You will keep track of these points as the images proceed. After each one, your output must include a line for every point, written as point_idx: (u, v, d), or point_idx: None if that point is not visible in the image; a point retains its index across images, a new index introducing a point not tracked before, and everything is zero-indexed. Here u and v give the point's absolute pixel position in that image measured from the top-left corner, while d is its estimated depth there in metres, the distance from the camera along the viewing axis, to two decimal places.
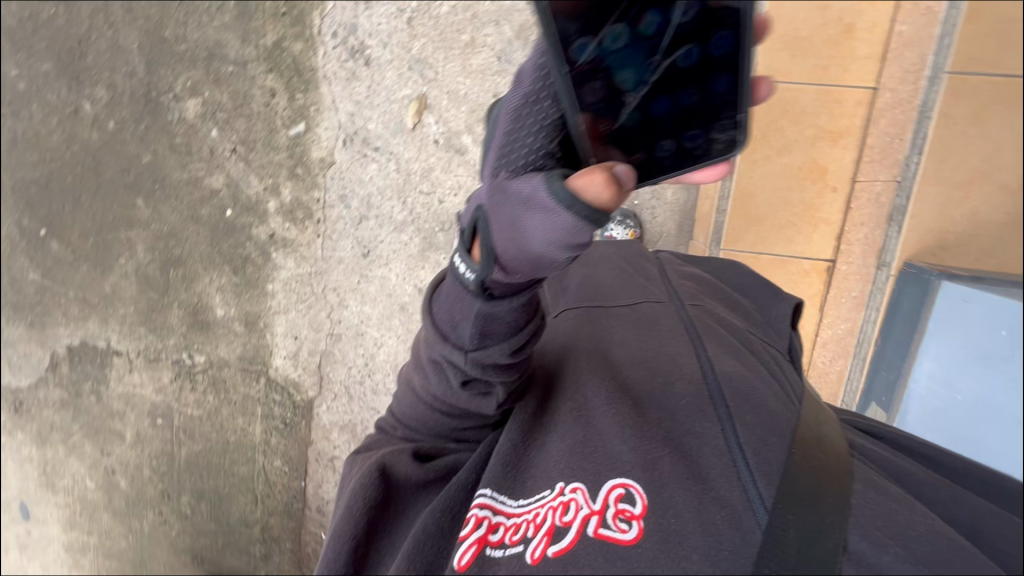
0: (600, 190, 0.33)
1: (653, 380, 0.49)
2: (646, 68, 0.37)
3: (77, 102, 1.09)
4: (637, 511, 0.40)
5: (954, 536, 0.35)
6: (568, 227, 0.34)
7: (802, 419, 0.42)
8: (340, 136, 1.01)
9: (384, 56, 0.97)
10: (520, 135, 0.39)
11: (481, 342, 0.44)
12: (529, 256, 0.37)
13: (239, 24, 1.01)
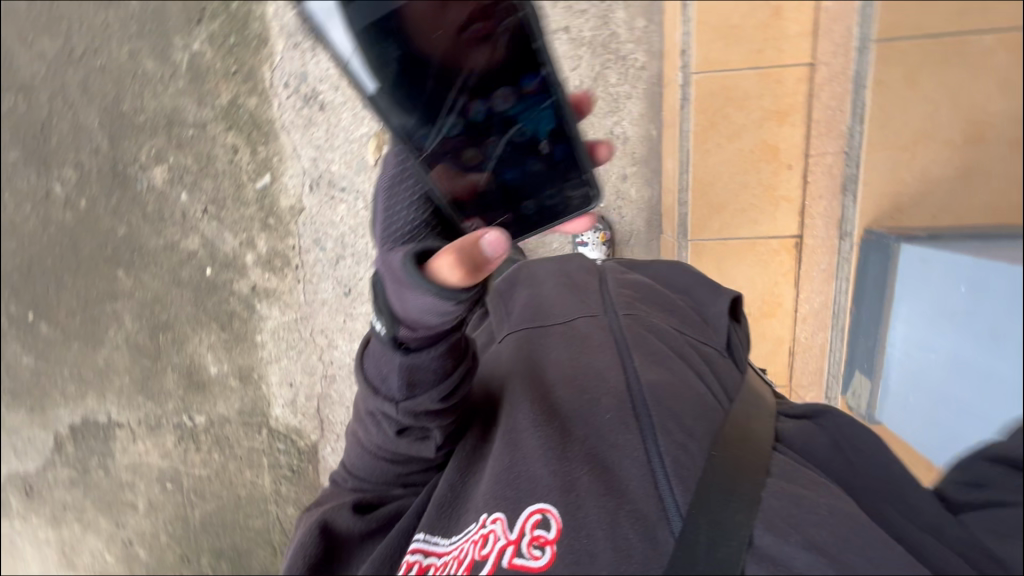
0: (452, 277, 0.42)
1: (580, 397, 0.50)
2: (487, 148, 0.47)
3: (48, 185, 1.11)
4: (552, 535, 0.40)
5: (860, 520, 0.37)
6: (435, 302, 0.43)
7: (734, 419, 0.46)
8: (305, 182, 1.02)
9: (338, 99, 0.98)
10: (399, 209, 0.54)
11: (410, 391, 0.49)
12: (415, 319, 0.46)
13: (192, 87, 1.02)
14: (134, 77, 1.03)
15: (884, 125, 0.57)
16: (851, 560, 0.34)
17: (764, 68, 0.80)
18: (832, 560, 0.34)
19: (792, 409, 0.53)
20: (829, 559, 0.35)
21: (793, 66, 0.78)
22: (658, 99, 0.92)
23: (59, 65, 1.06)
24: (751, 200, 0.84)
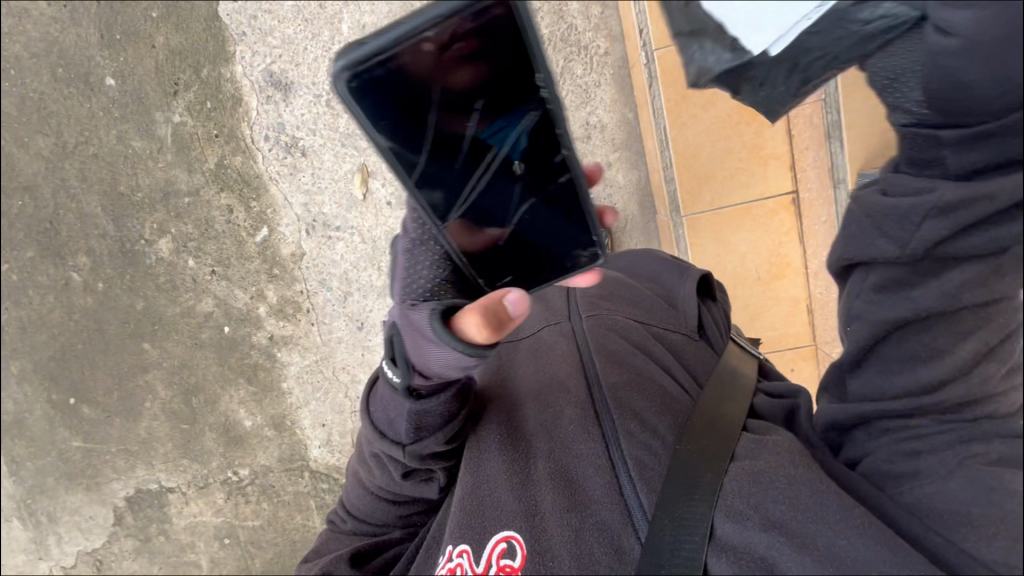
0: (477, 332, 0.44)
1: (543, 410, 0.56)
2: (508, 212, 0.45)
3: (66, 275, 1.16)
4: (517, 563, 0.47)
5: (817, 487, 0.39)
6: (456, 356, 0.46)
7: (706, 409, 0.48)
8: (301, 227, 1.04)
9: (317, 141, 1.00)
10: (418, 268, 0.51)
11: (416, 435, 0.52)
12: (434, 371, 0.49)
13: (180, 157, 1.05)
14: (126, 158, 1.07)
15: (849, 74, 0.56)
16: (806, 529, 0.38)
17: None
18: (790, 537, 0.39)
19: (775, 385, 0.53)
20: (788, 538, 0.39)
21: None
22: (627, 81, 0.91)
23: (57, 159, 1.11)
24: (738, 164, 0.81)
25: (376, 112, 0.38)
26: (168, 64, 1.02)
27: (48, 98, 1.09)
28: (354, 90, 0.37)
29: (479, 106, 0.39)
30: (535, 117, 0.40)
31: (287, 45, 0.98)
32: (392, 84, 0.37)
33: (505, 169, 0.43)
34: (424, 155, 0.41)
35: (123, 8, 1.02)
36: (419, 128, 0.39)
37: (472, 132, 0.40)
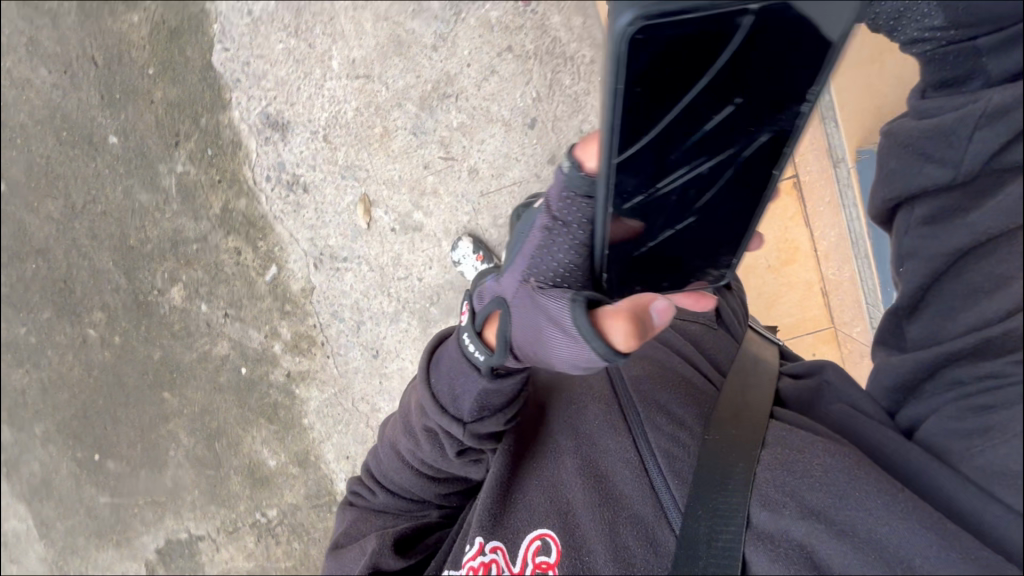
0: (618, 338, 0.42)
1: (567, 407, 0.55)
2: (674, 223, 0.45)
3: (83, 333, 1.18)
4: (553, 560, 0.48)
5: (859, 474, 0.36)
6: (586, 357, 0.44)
7: (729, 396, 0.47)
8: (309, 261, 1.04)
9: (317, 177, 1.01)
10: (553, 249, 0.51)
11: (478, 415, 0.52)
12: (548, 364, 0.48)
13: (186, 206, 1.07)
14: (134, 212, 1.10)
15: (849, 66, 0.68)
16: (847, 517, 0.36)
17: None
18: (829, 525, 0.37)
19: (798, 366, 0.51)
20: (827, 526, 0.37)
21: None
22: None
23: (67, 220, 1.14)
24: None
25: (639, 73, 0.33)
26: (168, 118, 1.05)
27: (55, 162, 1.12)
28: (637, 43, 0.32)
29: (734, 106, 0.36)
30: (765, 138, 0.38)
31: (281, 87, 0.99)
32: (677, 48, 0.32)
33: (705, 181, 0.42)
34: (652, 137, 0.37)
35: (120, 68, 1.05)
36: (670, 106, 0.35)
37: (710, 132, 0.38)
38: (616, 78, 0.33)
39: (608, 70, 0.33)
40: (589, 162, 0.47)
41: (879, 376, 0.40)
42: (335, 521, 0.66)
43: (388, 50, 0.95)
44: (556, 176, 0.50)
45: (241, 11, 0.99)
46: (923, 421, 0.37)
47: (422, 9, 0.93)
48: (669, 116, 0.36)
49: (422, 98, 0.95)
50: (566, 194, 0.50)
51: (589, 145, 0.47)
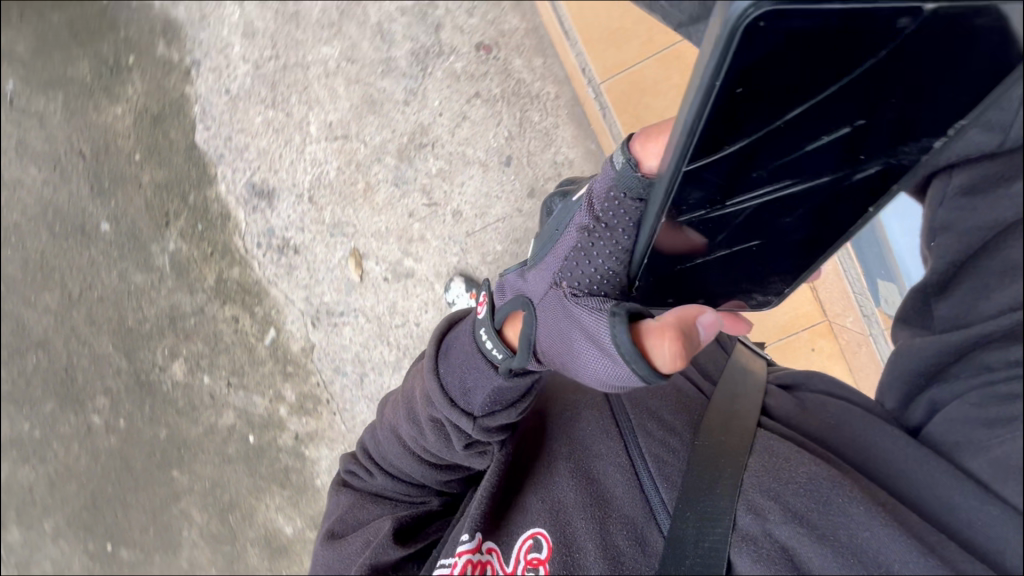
0: (663, 359, 0.39)
1: (565, 415, 0.58)
2: (734, 243, 0.43)
3: (87, 420, 1.18)
4: (543, 556, 0.49)
5: (841, 483, 0.37)
6: (624, 375, 0.42)
7: (719, 406, 0.49)
8: (306, 320, 1.05)
9: (306, 238, 1.03)
10: (592, 254, 0.49)
11: (490, 409, 0.55)
12: (579, 375, 0.48)
13: (181, 281, 1.09)
14: (130, 293, 1.12)
15: None
16: (829, 525, 0.37)
17: (660, 53, 0.88)
18: (811, 529, 0.38)
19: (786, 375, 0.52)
20: (809, 530, 0.38)
21: (683, 42, 0.86)
22: (582, 116, 0.94)
23: (65, 310, 1.15)
24: None
25: (746, 66, 0.28)
26: (157, 198, 1.08)
27: (50, 255, 1.15)
28: (757, 30, 0.26)
29: (850, 128, 0.31)
30: (870, 172, 0.35)
31: (263, 156, 1.03)
32: (806, 44, 0.27)
33: (787, 206, 0.38)
34: (732, 149, 0.33)
35: (107, 157, 1.09)
36: (767, 116, 0.31)
37: (810, 152, 0.33)
38: (717, 69, 0.28)
39: (710, 58, 0.28)
40: (646, 162, 0.46)
41: (904, 360, 0.37)
42: (327, 509, 0.66)
43: (363, 110, 0.99)
44: (609, 174, 0.49)
45: (219, 90, 1.04)
46: (944, 406, 0.35)
47: (391, 68, 0.98)
48: (766, 125, 0.32)
49: (400, 150, 0.99)
50: (618, 194, 0.48)
51: (651, 144, 0.45)
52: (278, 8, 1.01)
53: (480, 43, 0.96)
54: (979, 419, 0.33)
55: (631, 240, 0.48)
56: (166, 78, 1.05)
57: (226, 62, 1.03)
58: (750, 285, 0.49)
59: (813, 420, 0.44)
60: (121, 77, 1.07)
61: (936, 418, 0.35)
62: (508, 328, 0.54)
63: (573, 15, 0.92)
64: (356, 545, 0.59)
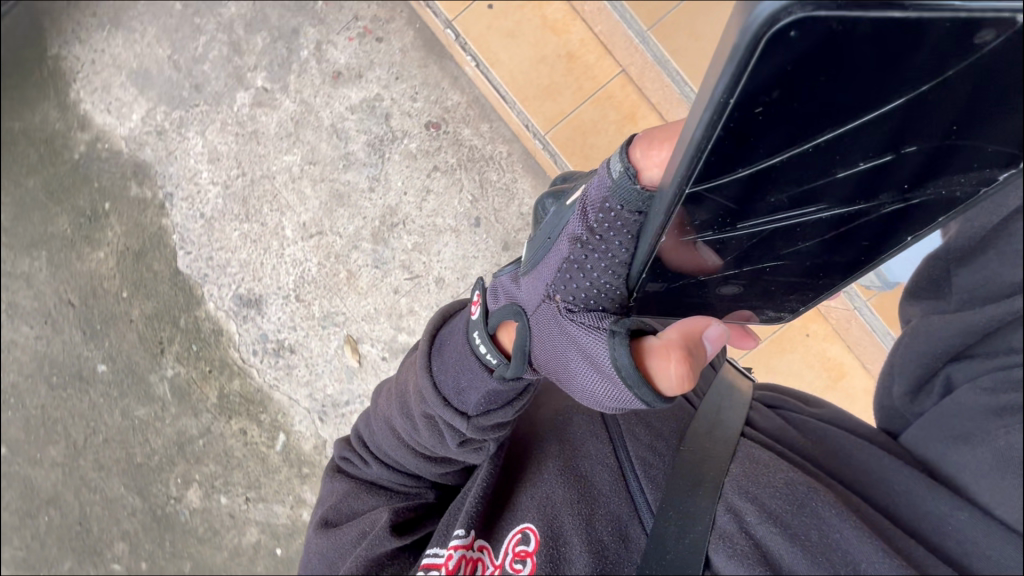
0: (670, 380, 0.40)
1: (555, 417, 0.59)
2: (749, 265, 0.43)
3: (107, 570, 1.13)
4: (531, 548, 0.48)
5: (818, 489, 0.38)
6: (625, 398, 0.43)
7: (706, 415, 0.50)
8: (314, 417, 1.05)
9: (300, 335, 1.05)
10: (588, 269, 0.47)
11: (484, 408, 0.54)
12: (579, 389, 0.48)
13: (184, 405, 1.09)
14: (135, 428, 1.11)
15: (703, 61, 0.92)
16: (800, 527, 0.38)
17: (592, 96, 0.96)
18: (784, 528, 0.38)
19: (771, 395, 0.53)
20: (781, 530, 0.38)
21: (610, 82, 0.95)
22: (537, 165, 1.00)
23: (71, 460, 1.14)
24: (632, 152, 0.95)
25: (770, 81, 0.26)
26: (149, 329, 1.10)
27: (50, 408, 1.15)
28: (786, 41, 0.24)
29: (893, 156, 0.31)
30: (898, 203, 0.34)
31: (246, 267, 1.06)
32: (848, 57, 0.25)
33: (806, 234, 0.38)
34: (753, 170, 0.32)
35: (96, 300, 1.12)
36: (795, 133, 0.29)
37: (841, 180, 0.32)
38: (733, 85, 0.26)
39: (724, 74, 0.26)
40: (647, 173, 0.43)
41: (920, 339, 0.35)
42: (320, 495, 0.64)
43: (332, 205, 1.04)
44: (605, 182, 0.45)
45: (193, 215, 1.08)
46: (957, 388, 0.34)
47: (352, 161, 1.04)
48: (791, 144, 0.30)
49: (374, 233, 1.03)
50: (615, 206, 0.45)
51: (653, 151, 0.42)
52: (237, 130, 1.06)
53: (429, 121, 1.02)
54: (990, 408, 0.32)
55: (627, 254, 0.46)
56: (143, 215, 1.10)
57: (197, 188, 1.08)
58: (764, 301, 0.49)
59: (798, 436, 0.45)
60: (100, 223, 1.12)
61: (950, 402, 0.34)
62: (502, 333, 0.54)
63: (503, 77, 0.99)
64: (352, 535, 0.58)
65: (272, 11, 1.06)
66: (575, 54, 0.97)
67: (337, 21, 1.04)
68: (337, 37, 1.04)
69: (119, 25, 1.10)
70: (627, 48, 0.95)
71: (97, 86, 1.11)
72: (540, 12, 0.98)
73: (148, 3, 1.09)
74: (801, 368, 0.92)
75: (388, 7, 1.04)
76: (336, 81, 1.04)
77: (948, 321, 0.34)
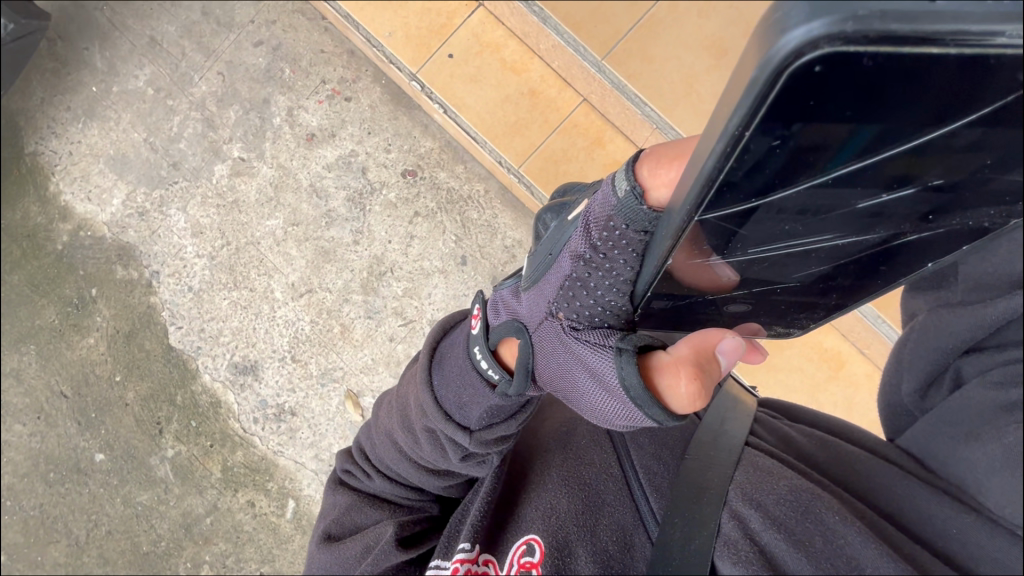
0: (680, 400, 0.41)
1: (560, 430, 0.59)
2: (768, 283, 0.43)
3: None
4: (536, 559, 0.47)
5: (822, 496, 0.38)
6: (641, 420, 0.43)
7: (710, 426, 0.51)
8: (322, 479, 1.03)
9: (299, 397, 1.04)
10: (594, 288, 0.46)
11: (487, 422, 0.55)
12: (588, 405, 0.48)
13: (189, 484, 1.07)
14: (138, 516, 1.08)
15: (657, 82, 0.93)
16: (805, 531, 0.38)
17: (559, 127, 1.00)
18: (789, 534, 0.38)
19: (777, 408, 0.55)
20: (785, 535, 0.38)
21: (574, 111, 1.00)
22: (515, 200, 1.04)
23: (75, 559, 1.10)
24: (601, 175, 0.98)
25: (792, 116, 0.24)
26: (146, 411, 1.09)
27: (49, 506, 1.11)
28: (812, 76, 0.22)
29: (915, 189, 0.30)
30: (925, 232, 0.34)
31: (238, 335, 1.06)
32: (879, 90, 0.23)
33: (827, 257, 0.38)
34: (765, 199, 0.30)
35: (89, 388, 1.10)
36: (811, 168, 0.27)
37: (861, 208, 0.32)
38: (750, 118, 0.24)
39: (741, 106, 0.23)
40: (654, 193, 0.41)
41: (927, 339, 0.36)
42: (321, 508, 0.64)
43: (319, 262, 1.05)
44: (609, 200, 0.44)
45: (181, 290, 1.08)
46: (965, 383, 0.34)
47: (333, 218, 1.05)
48: (808, 175, 0.28)
49: (364, 283, 1.04)
50: (620, 225, 0.43)
51: (662, 170, 0.41)
52: (218, 201, 1.08)
53: (405, 169, 1.05)
54: (999, 403, 0.32)
55: (633, 275, 0.45)
56: (130, 296, 1.10)
57: (182, 262, 1.08)
58: (774, 317, 0.50)
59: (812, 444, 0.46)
60: (87, 310, 1.11)
61: (957, 396, 0.34)
62: (503, 349, 0.54)
63: (470, 118, 1.01)
64: (355, 549, 0.58)
65: (242, 84, 1.09)
66: (537, 90, 1.01)
67: (305, 86, 1.08)
68: (307, 101, 1.08)
69: (94, 115, 1.13)
70: (585, 78, 0.96)
71: (76, 176, 1.12)
72: (498, 55, 1.02)
73: (120, 91, 1.12)
74: (801, 362, 0.92)
75: (353, 67, 1.08)
76: (310, 142, 1.07)
77: (959, 316, 0.34)
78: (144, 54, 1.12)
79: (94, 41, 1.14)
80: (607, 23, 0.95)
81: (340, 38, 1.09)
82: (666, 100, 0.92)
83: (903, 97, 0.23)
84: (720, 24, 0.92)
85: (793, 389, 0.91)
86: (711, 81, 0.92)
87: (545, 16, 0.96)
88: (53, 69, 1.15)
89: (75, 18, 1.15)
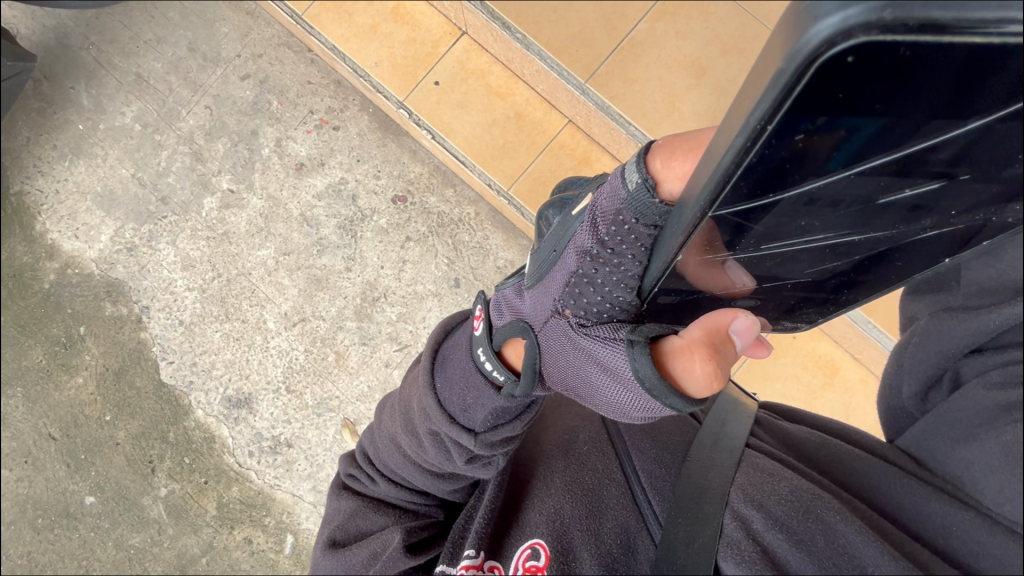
0: (697, 379, 0.41)
1: (563, 437, 0.58)
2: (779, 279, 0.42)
3: None
4: (541, 563, 0.47)
5: (822, 496, 0.39)
6: (656, 408, 0.43)
7: (711, 428, 0.51)
8: (319, 513, 1.01)
9: (296, 428, 1.03)
10: (602, 284, 0.46)
11: (493, 423, 0.54)
12: (601, 399, 0.48)
13: (183, 525, 1.04)
14: (131, 559, 1.05)
15: (639, 105, 0.94)
16: (807, 531, 0.38)
17: (546, 148, 1.02)
18: (790, 535, 0.38)
19: (779, 407, 0.56)
20: (787, 535, 0.38)
21: (561, 130, 1.02)
22: (505, 220, 1.05)
23: None
24: None
25: (818, 108, 0.23)
26: (137, 450, 1.06)
27: (37, 554, 1.08)
28: (843, 67, 0.21)
29: (942, 182, 0.29)
30: (944, 228, 0.33)
31: (231, 367, 1.05)
32: (912, 79, 0.22)
33: (842, 252, 0.37)
34: (782, 195, 0.29)
35: (79, 430, 1.08)
36: (834, 163, 0.26)
37: (882, 204, 0.31)
38: (774, 111, 0.23)
39: (764, 100, 0.23)
40: (665, 186, 0.40)
41: (930, 344, 0.38)
42: (326, 515, 0.64)
43: (312, 290, 1.05)
44: (618, 193, 0.43)
45: (172, 324, 1.07)
46: (965, 384, 0.36)
47: (325, 245, 1.05)
48: (830, 171, 0.27)
49: (357, 309, 1.04)
50: (629, 220, 0.43)
51: (675, 162, 0.39)
52: (207, 234, 1.08)
53: (395, 195, 1.06)
54: (999, 404, 0.33)
55: (642, 268, 0.44)
56: (120, 332, 1.08)
57: (172, 296, 1.07)
58: (781, 313, 0.50)
59: (811, 445, 0.46)
60: (76, 348, 1.09)
61: (958, 397, 0.36)
62: (507, 349, 0.54)
63: (459, 141, 1.03)
64: (361, 556, 0.58)
65: (230, 117, 1.10)
66: (523, 112, 1.03)
67: (293, 117, 1.09)
68: (296, 132, 1.09)
69: (81, 153, 1.13)
70: (570, 101, 0.98)
71: (63, 215, 1.12)
72: (484, 80, 1.04)
73: (108, 128, 1.12)
74: (796, 370, 0.92)
75: (341, 97, 1.10)
76: (299, 172, 1.08)
77: (961, 320, 0.35)
78: (131, 91, 1.13)
79: (80, 80, 1.14)
80: (589, 46, 0.96)
81: (327, 69, 1.11)
82: (650, 118, 0.94)
83: (935, 90, 0.23)
84: (698, 45, 0.94)
85: (788, 398, 0.92)
86: (691, 102, 0.94)
87: (527, 42, 0.96)
88: (39, 109, 1.15)
89: (62, 58, 1.15)
